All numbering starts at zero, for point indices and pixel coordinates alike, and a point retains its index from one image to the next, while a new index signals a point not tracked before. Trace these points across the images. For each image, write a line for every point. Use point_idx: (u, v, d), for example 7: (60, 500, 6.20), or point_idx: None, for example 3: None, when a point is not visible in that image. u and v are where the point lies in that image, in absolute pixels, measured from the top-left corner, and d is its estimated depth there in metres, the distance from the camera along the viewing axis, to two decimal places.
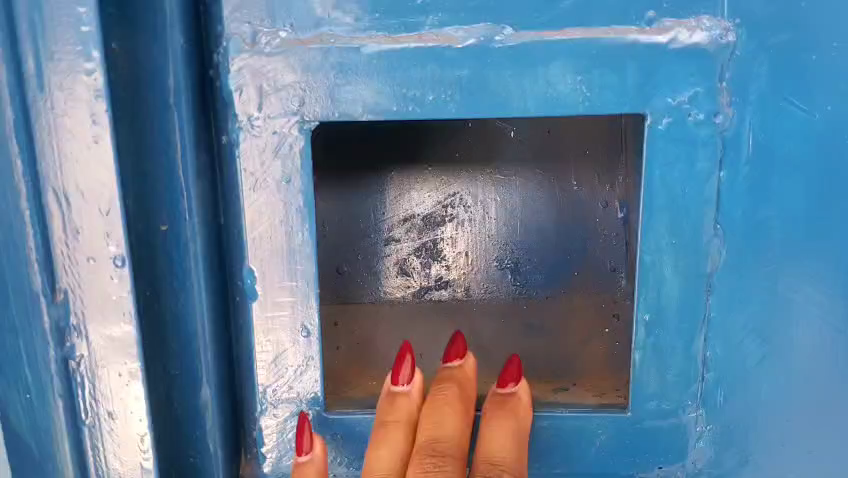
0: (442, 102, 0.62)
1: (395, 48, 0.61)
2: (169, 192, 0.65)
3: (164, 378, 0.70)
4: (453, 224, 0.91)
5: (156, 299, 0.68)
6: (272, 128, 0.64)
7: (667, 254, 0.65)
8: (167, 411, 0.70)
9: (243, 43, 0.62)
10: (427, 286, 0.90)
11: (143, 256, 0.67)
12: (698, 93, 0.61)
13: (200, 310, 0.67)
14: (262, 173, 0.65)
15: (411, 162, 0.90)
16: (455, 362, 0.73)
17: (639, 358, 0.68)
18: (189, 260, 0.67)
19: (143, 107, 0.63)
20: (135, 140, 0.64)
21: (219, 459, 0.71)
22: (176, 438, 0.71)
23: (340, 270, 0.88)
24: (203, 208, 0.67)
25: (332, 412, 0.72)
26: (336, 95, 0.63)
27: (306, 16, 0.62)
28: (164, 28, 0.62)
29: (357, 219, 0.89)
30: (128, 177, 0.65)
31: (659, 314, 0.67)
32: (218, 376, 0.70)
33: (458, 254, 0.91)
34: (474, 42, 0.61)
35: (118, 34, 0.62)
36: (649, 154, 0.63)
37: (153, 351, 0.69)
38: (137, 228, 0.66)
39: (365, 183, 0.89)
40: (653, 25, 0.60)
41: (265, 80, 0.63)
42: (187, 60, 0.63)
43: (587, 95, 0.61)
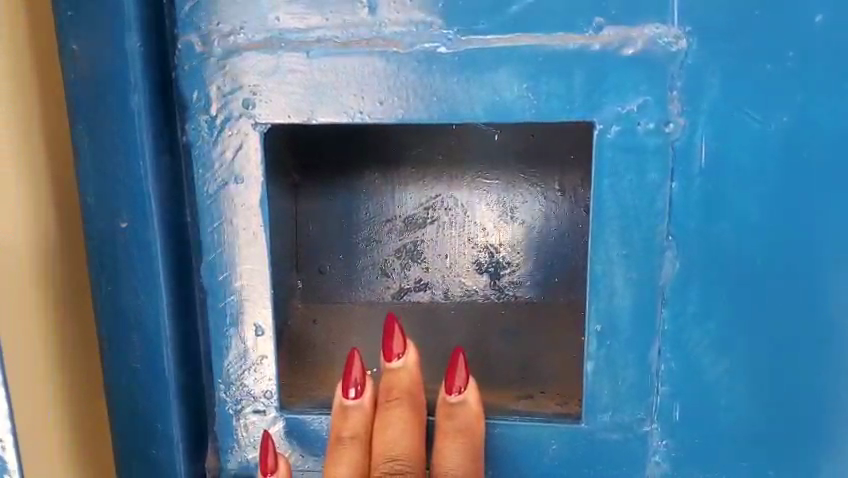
0: (389, 108, 0.63)
1: (343, 53, 0.62)
2: (129, 191, 0.67)
3: (127, 372, 0.72)
4: (434, 227, 0.90)
5: (118, 295, 0.70)
6: (226, 130, 0.65)
7: (618, 265, 0.64)
8: (129, 402, 0.72)
9: (196, 45, 0.64)
10: (406, 287, 0.91)
11: (105, 253, 0.69)
12: (647, 102, 0.61)
13: (160, 305, 0.69)
14: (219, 172, 0.67)
15: (393, 164, 0.90)
16: (399, 364, 0.68)
17: (593, 367, 0.67)
18: (150, 257, 0.68)
19: (104, 108, 0.65)
20: (96, 139, 0.66)
21: (180, 455, 0.73)
22: (139, 433, 0.73)
23: (321, 270, 0.90)
24: (165, 206, 0.68)
25: (287, 412, 0.74)
26: (287, 99, 0.64)
27: (258, 20, 0.62)
28: (120, 32, 0.63)
29: (339, 220, 0.90)
30: (90, 176, 0.67)
31: (611, 326, 0.66)
32: (179, 370, 0.72)
33: (438, 257, 0.91)
34: (420, 48, 0.61)
35: (78, 37, 0.64)
36: (598, 163, 0.62)
37: (116, 346, 0.71)
38: (99, 225, 0.68)
39: (347, 184, 0.90)
40: (602, 31, 0.59)
41: (219, 84, 0.64)
42: (147, 60, 0.65)
43: (534, 103, 0.61)
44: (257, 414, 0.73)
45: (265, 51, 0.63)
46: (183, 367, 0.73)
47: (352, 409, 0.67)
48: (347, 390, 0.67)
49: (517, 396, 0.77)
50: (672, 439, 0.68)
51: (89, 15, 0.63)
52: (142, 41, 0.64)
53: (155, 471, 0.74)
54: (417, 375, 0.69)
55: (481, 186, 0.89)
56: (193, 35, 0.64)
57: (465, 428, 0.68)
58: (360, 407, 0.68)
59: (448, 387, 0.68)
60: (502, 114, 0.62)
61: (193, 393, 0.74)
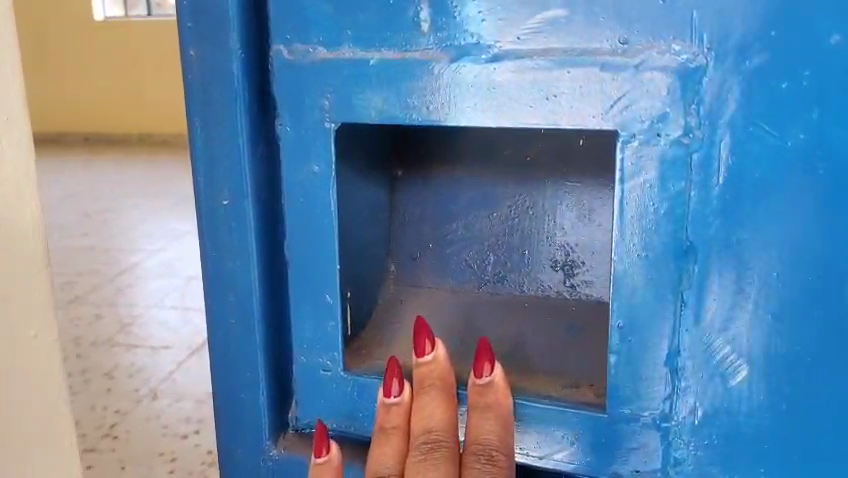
0: (437, 112, 0.71)
1: (401, 63, 0.71)
2: (231, 173, 0.80)
3: (225, 326, 0.85)
4: (516, 225, 0.95)
5: (221, 260, 0.83)
6: (303, 126, 0.76)
7: (639, 266, 0.68)
8: (226, 351, 0.86)
9: (284, 54, 0.75)
10: (486, 278, 0.98)
11: (210, 225, 0.82)
12: (666, 114, 0.64)
13: (252, 271, 0.82)
14: (298, 164, 0.77)
15: (483, 164, 0.96)
16: (428, 360, 0.75)
17: (615, 360, 0.72)
18: (245, 230, 0.81)
19: (214, 103, 0.78)
20: (207, 129, 0.79)
21: (265, 401, 0.86)
22: (234, 379, 0.87)
23: (414, 256, 1.00)
24: (259, 188, 0.80)
25: (351, 373, 0.82)
26: (352, 101, 0.73)
27: (332, 33, 0.73)
28: (227, 39, 0.76)
29: (430, 212, 0.99)
30: (202, 159, 0.81)
31: (633, 323, 0.70)
32: (267, 329, 0.84)
33: (517, 253, 0.96)
34: (466, 59, 0.69)
35: (196, 44, 0.77)
36: (621, 170, 0.67)
37: (218, 303, 0.85)
38: (207, 201, 0.82)
39: (438, 180, 0.98)
40: (626, 48, 0.64)
41: (299, 87, 0.75)
42: (247, 64, 0.77)
43: (563, 111, 0.66)
44: (326, 373, 0.83)
45: (336, 60, 0.73)
46: (271, 326, 0.85)
47: (394, 406, 0.77)
48: (388, 390, 0.77)
49: (562, 386, 0.82)
50: (693, 438, 0.71)
51: (204, 27, 0.76)
52: (242, 48, 0.76)
53: (245, 414, 0.87)
54: (447, 366, 0.76)
55: (564, 189, 0.93)
56: (280, 45, 0.75)
57: (489, 406, 0.74)
58: (402, 403, 0.77)
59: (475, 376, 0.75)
60: (530, 121, 0.68)
61: (281, 351, 0.87)
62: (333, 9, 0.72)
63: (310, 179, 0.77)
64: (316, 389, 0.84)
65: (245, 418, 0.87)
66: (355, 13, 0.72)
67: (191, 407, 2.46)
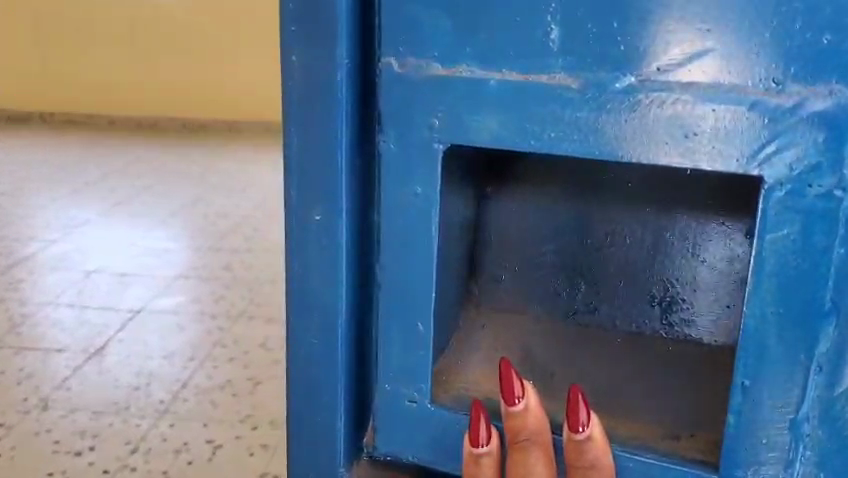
0: (559, 140, 0.65)
1: (524, 85, 0.65)
2: (327, 188, 0.75)
3: (306, 345, 0.80)
4: (613, 253, 0.89)
5: (307, 277, 0.78)
6: (407, 143, 0.71)
7: (772, 324, 0.63)
8: (306, 373, 0.81)
9: (394, 67, 0.69)
10: (576, 307, 0.92)
11: (299, 240, 0.77)
12: (820, 164, 0.58)
13: (341, 293, 0.77)
14: (401, 185, 0.72)
15: (582, 187, 0.89)
16: (519, 409, 0.70)
17: (732, 420, 0.66)
18: (337, 249, 0.76)
19: (313, 114, 0.73)
20: (303, 140, 0.74)
21: (343, 425, 0.82)
22: (311, 400, 0.82)
23: (499, 278, 0.94)
24: (354, 206, 0.76)
25: (438, 407, 0.78)
26: (465, 123, 0.68)
27: (450, 49, 0.67)
28: (334, 49, 0.71)
29: (519, 232, 0.92)
30: (295, 171, 0.75)
31: (758, 383, 0.64)
32: (350, 352, 0.81)
33: (612, 284, 0.90)
34: (594, 86, 0.63)
35: (298, 50, 0.72)
36: (762, 219, 0.61)
37: (299, 322, 0.80)
38: (297, 215, 0.76)
39: (531, 198, 0.91)
40: (781, 88, 0.59)
41: (408, 104, 0.69)
42: (353, 76, 0.72)
43: (699, 152, 0.61)
44: (412, 404, 0.78)
45: (450, 78, 0.67)
46: (352, 348, 0.81)
47: (483, 457, 0.72)
48: (476, 441, 0.73)
49: (664, 436, 0.76)
50: None
51: (310, 32, 0.71)
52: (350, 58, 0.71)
53: (320, 437, 0.83)
54: (540, 416, 0.71)
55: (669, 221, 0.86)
56: (392, 57, 0.69)
57: (592, 464, 0.70)
58: (490, 454, 0.73)
59: (570, 429, 0.70)
60: (666, 161, 0.63)
61: (358, 373, 0.83)
62: (453, 22, 0.67)
63: (410, 201, 0.72)
64: (400, 419, 0.79)
65: (318, 442, 0.83)
66: (479, 29, 0.66)
67: (75, 427, 2.10)
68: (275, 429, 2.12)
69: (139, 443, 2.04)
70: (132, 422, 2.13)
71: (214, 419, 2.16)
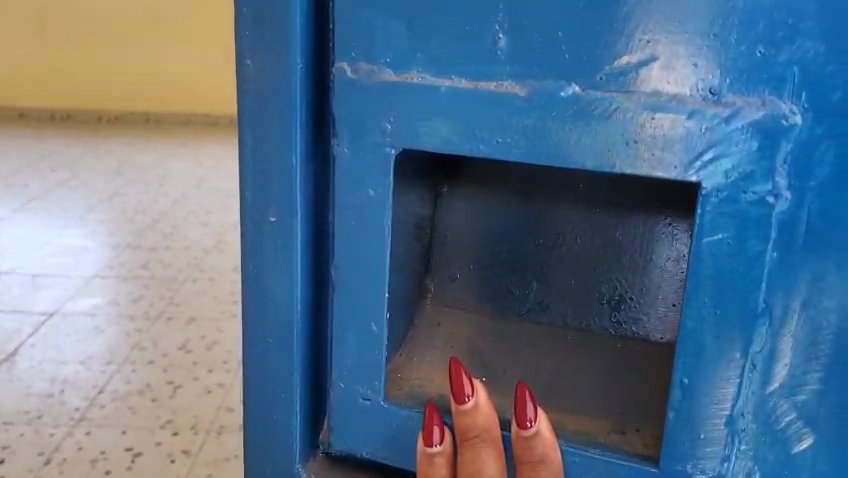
0: (506, 145, 0.67)
1: (473, 92, 0.67)
2: (281, 190, 0.76)
3: (262, 345, 0.81)
4: (563, 252, 0.89)
5: (262, 278, 0.79)
6: (360, 147, 0.72)
7: (710, 324, 0.65)
8: (262, 371, 0.82)
9: (346, 72, 0.70)
10: (527, 306, 0.92)
11: (255, 241, 0.78)
12: (754, 172, 0.61)
13: (296, 293, 0.79)
14: (354, 188, 0.74)
15: (534, 186, 0.89)
16: (468, 407, 0.72)
17: (673, 415, 0.69)
18: (292, 250, 0.77)
19: (268, 117, 0.74)
20: (259, 143, 0.75)
21: (299, 422, 0.83)
22: (267, 399, 0.83)
23: (453, 276, 0.94)
24: (308, 208, 0.77)
25: (392, 404, 0.80)
26: (415, 128, 0.69)
27: (401, 56, 0.69)
28: (288, 53, 0.72)
29: (474, 231, 0.92)
30: (250, 172, 0.76)
31: (697, 381, 0.67)
32: (306, 351, 0.82)
33: (563, 283, 0.90)
34: (541, 93, 0.65)
35: (254, 54, 0.73)
36: (699, 225, 0.64)
37: (255, 321, 0.81)
38: (253, 215, 0.77)
39: (486, 198, 0.91)
40: (717, 98, 0.61)
41: (361, 108, 0.71)
42: (307, 81, 0.74)
43: (640, 160, 0.63)
44: (366, 402, 0.80)
45: (401, 84, 0.69)
46: (307, 347, 0.82)
47: (435, 455, 0.74)
48: (428, 440, 0.75)
49: (610, 431, 0.79)
50: None
51: (265, 37, 0.72)
52: (304, 63, 0.72)
53: (275, 434, 0.84)
54: (489, 414, 0.73)
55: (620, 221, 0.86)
56: (344, 63, 0.71)
57: (541, 459, 0.72)
58: (442, 452, 0.75)
59: (518, 426, 0.72)
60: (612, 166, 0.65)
61: (314, 372, 0.84)
62: (405, 29, 0.69)
63: (364, 204, 0.74)
64: (355, 417, 0.81)
65: (274, 439, 0.84)
66: (430, 36, 0.68)
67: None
68: (196, 434, 2.16)
69: (52, 454, 2.05)
70: (45, 431, 2.14)
71: (132, 426, 2.18)
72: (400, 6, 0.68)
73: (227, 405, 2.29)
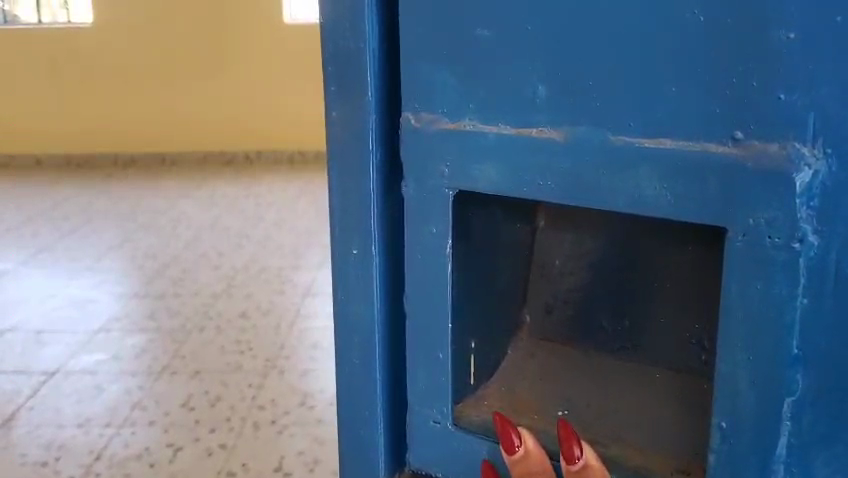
0: (548, 188, 0.72)
1: (517, 137, 0.73)
2: (363, 223, 0.82)
3: (349, 365, 0.88)
4: (651, 292, 0.85)
5: (348, 305, 0.86)
6: (421, 188, 0.79)
7: (744, 368, 0.68)
8: (347, 392, 0.89)
9: (411, 119, 0.78)
10: (619, 343, 0.89)
11: (340, 272, 0.85)
12: (776, 218, 0.64)
13: (375, 318, 0.85)
14: (418, 225, 0.80)
15: (627, 225, 0.84)
16: (519, 452, 0.77)
17: (715, 459, 0.71)
18: (371, 279, 0.84)
19: (351, 159, 0.81)
20: (343, 182, 0.82)
21: (383, 442, 0.89)
22: (354, 417, 0.89)
23: (550, 311, 0.93)
24: (387, 239, 0.84)
25: (459, 429, 0.84)
26: (466, 170, 0.76)
27: (455, 106, 0.76)
28: (362, 101, 0.79)
29: (565, 267, 0.90)
30: (337, 208, 0.83)
31: (734, 426, 0.70)
32: (388, 373, 0.88)
33: (654, 323, 0.86)
34: (573, 136, 0.71)
35: (339, 105, 0.81)
36: (728, 267, 0.67)
37: (344, 344, 0.88)
38: (339, 248, 0.84)
39: (579, 232, 0.88)
40: (740, 142, 0.65)
41: (421, 150, 0.78)
42: (381, 128, 0.81)
43: (669, 201, 0.67)
44: (435, 424, 0.85)
45: (457, 132, 0.76)
46: (388, 369, 0.88)
47: None
48: None
49: (673, 471, 0.77)
50: None
51: (346, 89, 0.80)
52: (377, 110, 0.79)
53: (361, 451, 0.90)
54: (541, 457, 0.77)
55: (708, 266, 0.79)
56: (408, 112, 0.78)
57: None
58: None
59: (566, 463, 0.75)
60: (653, 200, 0.68)
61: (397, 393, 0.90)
62: (457, 82, 0.76)
63: (428, 238, 0.80)
64: (429, 441, 0.86)
65: (360, 455, 0.90)
66: (479, 87, 0.75)
67: None
68: None
69: None
70: None
71: None
72: (453, 61, 0.75)
73: (229, 471, 2.13)
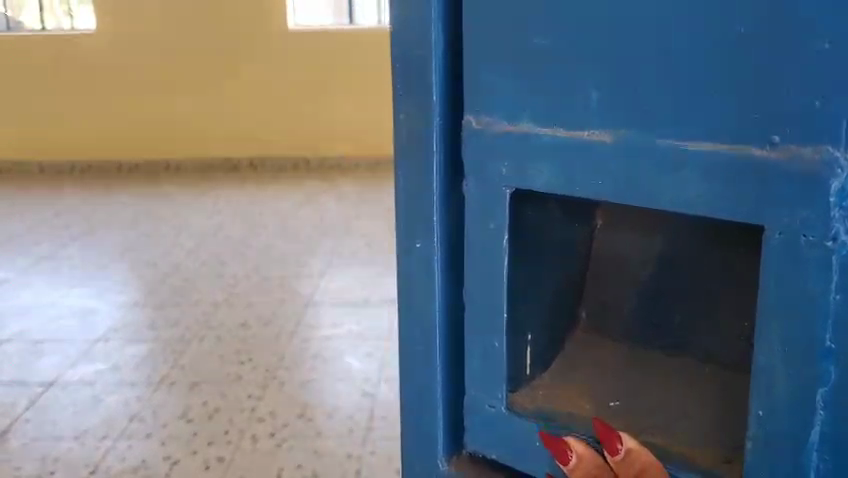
0: (599, 188, 0.77)
1: (571, 138, 0.78)
2: (426, 219, 0.88)
3: (411, 353, 0.93)
4: (703, 294, 0.87)
5: (410, 296, 0.92)
6: (482, 185, 0.84)
7: (781, 358, 0.72)
8: (409, 378, 0.94)
9: (472, 122, 0.83)
10: (671, 339, 0.92)
11: (405, 264, 0.91)
12: (810, 217, 0.67)
13: (434, 309, 0.90)
14: (475, 221, 0.85)
15: (680, 228, 0.87)
16: (568, 454, 0.81)
17: (751, 446, 0.76)
18: (432, 272, 0.89)
19: (415, 158, 0.86)
20: (410, 181, 0.88)
21: (441, 426, 0.94)
22: (416, 401, 0.95)
23: (604, 308, 0.97)
24: (447, 234, 0.89)
25: (514, 413, 0.88)
26: (522, 170, 0.81)
27: (512, 109, 0.81)
28: (426, 105, 0.84)
29: (619, 266, 0.94)
30: (403, 205, 0.89)
31: (771, 414, 0.73)
32: (447, 361, 0.92)
33: (705, 322, 0.89)
34: (624, 139, 0.75)
35: (407, 109, 0.86)
36: (765, 263, 0.71)
37: (407, 333, 0.93)
38: (403, 242, 0.90)
39: (633, 235, 0.91)
40: (776, 146, 0.68)
41: (483, 150, 0.83)
42: (444, 129, 0.86)
43: (710, 201, 0.72)
44: (490, 408, 0.89)
45: (514, 134, 0.81)
46: (447, 357, 0.92)
47: None
48: None
49: (716, 460, 0.80)
50: None
51: (411, 94, 0.84)
52: (441, 115, 0.84)
53: (422, 433, 0.95)
54: (589, 455, 0.81)
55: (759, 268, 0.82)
56: (470, 115, 0.83)
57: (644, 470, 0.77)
58: None
59: (611, 456, 0.79)
60: (697, 199, 0.72)
61: (460, 379, 0.94)
62: (516, 88, 0.80)
63: (486, 233, 0.84)
64: (485, 425, 0.90)
65: (422, 437, 0.95)
66: (535, 93, 0.79)
67: None
68: None
69: None
70: None
71: None
72: (513, 69, 0.80)
73: None
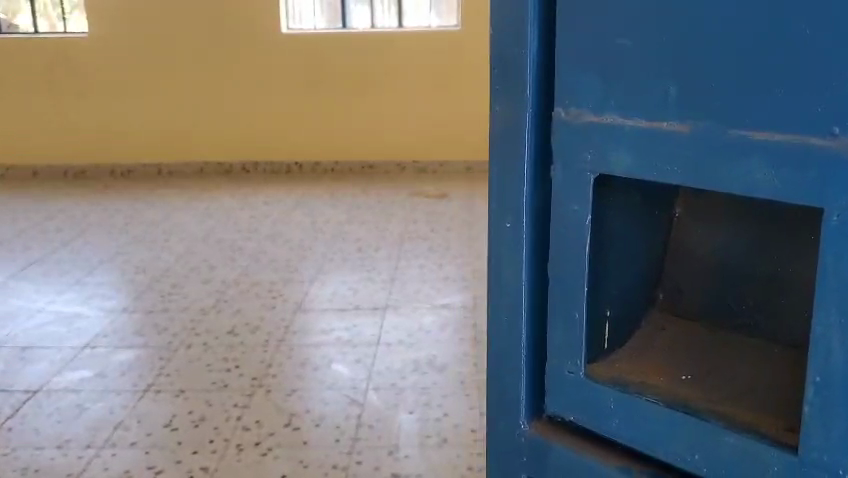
0: (674, 173, 0.84)
1: (652, 128, 0.85)
2: (516, 201, 0.98)
3: (499, 322, 1.04)
4: (774, 279, 0.95)
5: (499, 271, 1.02)
6: (567, 171, 0.92)
7: (838, 329, 0.77)
8: (497, 344, 1.05)
9: (561, 113, 0.92)
10: (742, 321, 1.01)
11: (495, 242, 1.01)
12: None
13: (520, 282, 1.00)
14: (559, 204, 0.94)
15: (755, 220, 0.95)
16: None
17: (807, 411, 0.81)
18: (518, 249, 0.99)
19: (507, 147, 0.96)
20: (502, 166, 0.98)
21: (524, 388, 1.05)
22: (503, 366, 1.06)
23: (681, 290, 1.05)
24: (534, 216, 0.98)
25: (589, 378, 0.98)
26: (606, 157, 0.89)
27: (598, 101, 0.88)
28: (519, 98, 0.94)
29: (697, 253, 1.02)
30: (495, 188, 1.00)
31: (827, 381, 0.79)
32: (531, 330, 1.03)
33: (775, 304, 0.97)
34: (700, 130, 0.82)
35: (502, 102, 0.96)
36: (823, 241, 0.76)
37: (496, 303, 1.04)
38: (495, 222, 1.01)
39: (710, 224, 1.00)
40: (837, 138, 0.73)
41: (570, 139, 0.91)
42: (534, 121, 0.95)
43: (776, 185, 0.78)
44: (570, 374, 0.99)
45: (599, 124, 0.89)
46: (532, 327, 1.03)
47: None
48: None
49: (779, 428, 0.87)
50: None
51: (506, 90, 0.95)
52: (532, 108, 0.93)
53: (506, 394, 1.06)
54: None
55: None
56: (560, 108, 0.92)
57: None
58: None
59: None
60: (764, 184, 0.78)
61: (542, 347, 1.04)
62: (602, 83, 0.88)
63: (572, 215, 0.93)
64: (564, 389, 1.00)
65: (506, 397, 1.06)
66: (619, 87, 0.86)
67: None
68: None
69: None
70: None
71: None
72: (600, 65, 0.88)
73: None
